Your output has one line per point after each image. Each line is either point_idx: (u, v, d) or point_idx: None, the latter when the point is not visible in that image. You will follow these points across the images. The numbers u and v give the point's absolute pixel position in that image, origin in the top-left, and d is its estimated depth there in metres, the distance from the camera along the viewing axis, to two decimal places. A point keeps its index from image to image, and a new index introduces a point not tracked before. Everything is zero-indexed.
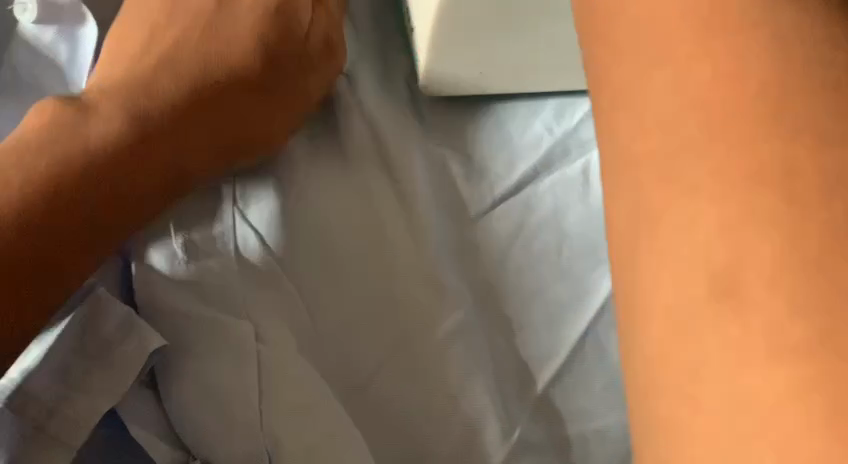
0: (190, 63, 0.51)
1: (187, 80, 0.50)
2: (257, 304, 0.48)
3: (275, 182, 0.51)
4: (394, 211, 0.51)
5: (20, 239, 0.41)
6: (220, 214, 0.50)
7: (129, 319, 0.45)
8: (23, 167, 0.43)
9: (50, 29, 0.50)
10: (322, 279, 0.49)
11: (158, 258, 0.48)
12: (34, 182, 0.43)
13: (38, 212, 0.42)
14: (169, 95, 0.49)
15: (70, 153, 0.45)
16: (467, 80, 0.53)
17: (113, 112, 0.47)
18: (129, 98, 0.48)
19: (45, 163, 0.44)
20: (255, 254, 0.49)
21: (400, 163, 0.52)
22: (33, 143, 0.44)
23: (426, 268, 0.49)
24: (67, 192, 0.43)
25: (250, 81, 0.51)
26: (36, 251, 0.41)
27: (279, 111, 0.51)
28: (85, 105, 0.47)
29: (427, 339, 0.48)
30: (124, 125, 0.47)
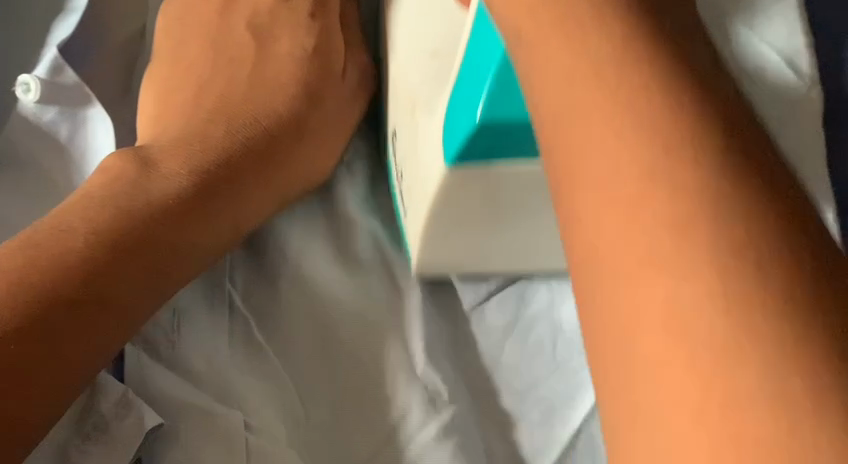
0: (239, 115, 0.48)
1: (240, 130, 0.47)
2: (250, 394, 0.46)
3: (270, 268, 0.50)
4: (385, 310, 0.49)
5: (79, 286, 0.37)
6: (214, 297, 0.49)
7: (126, 398, 0.43)
8: (89, 218, 0.39)
9: (50, 110, 0.49)
10: (315, 369, 0.47)
11: (153, 340, 0.47)
12: (99, 231, 0.38)
13: (103, 256, 0.38)
14: (227, 144, 0.45)
15: (133, 203, 0.40)
16: (463, 268, 0.49)
17: (178, 167, 0.43)
18: (186, 154, 0.44)
19: (109, 213, 0.39)
20: (242, 342, 0.48)
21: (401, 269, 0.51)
22: (97, 196, 0.40)
23: (411, 366, 0.47)
24: (129, 239, 0.39)
25: (291, 124, 0.48)
26: (94, 294, 0.37)
27: (322, 146, 0.48)
28: (147, 160, 0.43)
29: (416, 436, 0.45)
30: (187, 176, 0.43)
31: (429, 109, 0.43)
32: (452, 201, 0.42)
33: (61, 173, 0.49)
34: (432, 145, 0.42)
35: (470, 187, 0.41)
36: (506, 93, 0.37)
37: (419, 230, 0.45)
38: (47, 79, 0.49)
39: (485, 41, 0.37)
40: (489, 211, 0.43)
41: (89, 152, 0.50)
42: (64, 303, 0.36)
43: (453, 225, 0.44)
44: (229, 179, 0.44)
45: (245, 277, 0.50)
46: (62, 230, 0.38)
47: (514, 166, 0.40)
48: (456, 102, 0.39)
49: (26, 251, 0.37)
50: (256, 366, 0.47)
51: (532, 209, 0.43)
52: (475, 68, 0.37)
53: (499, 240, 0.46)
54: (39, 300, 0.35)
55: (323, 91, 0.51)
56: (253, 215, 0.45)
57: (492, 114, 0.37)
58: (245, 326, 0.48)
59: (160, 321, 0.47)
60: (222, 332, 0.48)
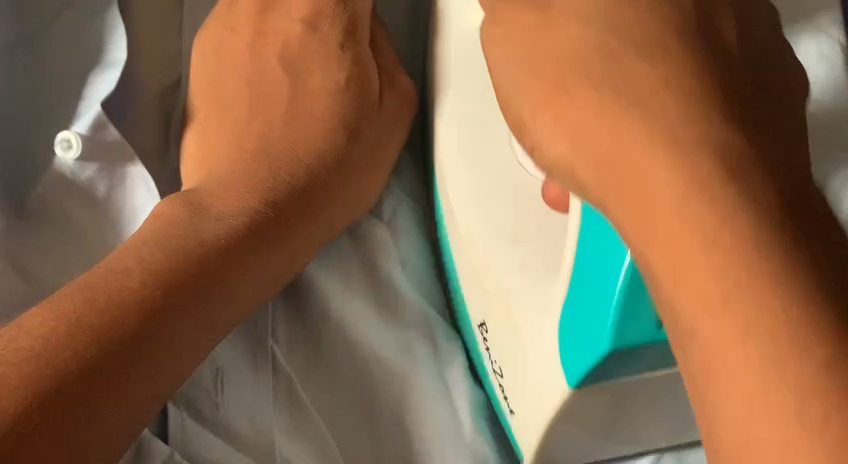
0: (284, 153, 0.48)
1: (287, 171, 0.47)
2: (296, 458, 0.45)
3: (309, 318, 0.49)
4: (428, 365, 0.48)
5: (110, 330, 0.39)
6: (258, 354, 0.48)
7: (173, 460, 0.43)
8: (130, 268, 0.41)
9: (90, 167, 0.49)
10: (360, 427, 0.47)
11: (199, 401, 0.46)
12: (134, 283, 0.40)
13: (136, 310, 0.39)
14: (274, 185, 0.46)
15: (173, 251, 0.42)
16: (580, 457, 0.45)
17: (228, 210, 0.44)
18: (238, 194, 0.45)
19: (140, 263, 0.41)
20: (284, 398, 0.47)
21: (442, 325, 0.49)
22: (147, 239, 0.42)
23: (458, 429, 0.47)
24: (162, 291, 0.40)
25: (338, 164, 0.48)
26: (121, 347, 0.39)
27: (368, 182, 0.49)
28: (198, 203, 0.44)
29: None
30: (237, 220, 0.44)
31: (527, 308, 0.40)
32: (575, 414, 0.39)
33: (100, 233, 0.49)
34: (547, 365, 0.38)
35: (595, 401, 0.38)
36: (636, 328, 0.34)
37: (532, 442, 0.41)
38: (88, 135, 0.48)
39: (596, 270, 0.34)
40: (609, 416, 0.40)
41: (126, 212, 0.50)
42: (109, 348, 0.38)
43: (576, 431, 0.41)
44: (278, 217, 0.45)
45: (286, 331, 0.49)
46: (115, 273, 0.40)
47: (642, 377, 0.36)
48: (570, 325, 0.36)
49: (80, 293, 0.39)
50: (303, 425, 0.46)
51: (660, 402, 0.39)
52: (585, 303, 0.35)
53: (604, 442, 0.43)
54: (88, 360, 0.38)
55: (360, 137, 0.50)
56: (300, 254, 0.46)
57: (624, 338, 0.34)
58: (290, 384, 0.47)
59: (203, 377, 0.46)
60: (266, 388, 0.47)
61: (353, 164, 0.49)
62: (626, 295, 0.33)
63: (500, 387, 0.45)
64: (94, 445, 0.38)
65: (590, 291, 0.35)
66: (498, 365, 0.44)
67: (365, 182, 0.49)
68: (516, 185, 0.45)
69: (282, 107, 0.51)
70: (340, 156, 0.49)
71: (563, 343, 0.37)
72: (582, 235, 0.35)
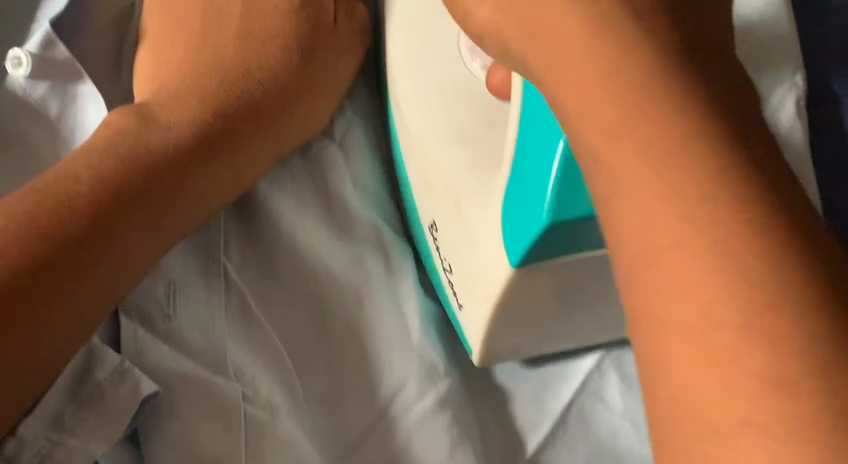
0: (235, 71, 0.48)
1: (236, 87, 0.47)
2: (246, 366, 0.46)
3: (257, 233, 0.50)
4: (378, 282, 0.49)
5: (58, 230, 0.39)
6: (209, 268, 0.48)
7: (122, 367, 0.43)
8: (82, 173, 0.41)
9: (41, 85, 0.49)
10: (311, 338, 0.48)
11: (149, 311, 0.46)
12: (85, 185, 0.41)
13: (84, 213, 0.40)
14: (224, 103, 0.47)
15: (125, 157, 0.42)
16: (523, 354, 0.47)
17: (178, 123, 0.45)
18: (188, 109, 0.46)
19: (88, 168, 0.41)
20: (230, 311, 0.48)
21: (396, 251, 0.51)
22: (98, 145, 0.42)
23: (409, 337, 0.48)
24: (112, 195, 0.41)
25: (285, 82, 0.48)
26: (69, 246, 0.39)
27: (321, 97, 0.49)
28: (148, 115, 0.45)
29: (401, 419, 0.46)
30: (188, 132, 0.45)
31: (473, 200, 0.43)
32: (518, 290, 0.41)
33: (53, 149, 0.49)
34: (491, 246, 0.41)
35: (537, 281, 0.40)
36: (569, 206, 0.37)
37: (479, 329, 0.44)
38: (38, 54, 0.48)
39: (537, 141, 0.38)
40: (550, 303, 0.42)
41: (80, 132, 0.50)
42: (57, 247, 0.39)
43: (517, 317, 0.43)
44: (226, 128, 0.46)
45: (239, 250, 0.50)
46: (66, 177, 0.41)
47: (583, 259, 0.39)
48: (510, 195, 0.40)
49: (30, 197, 0.40)
50: (253, 333, 0.47)
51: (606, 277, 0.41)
52: (527, 172, 0.39)
53: (560, 335, 0.46)
54: (37, 257, 0.38)
55: (315, 58, 0.50)
56: (250, 166, 0.46)
57: (559, 211, 0.37)
58: (242, 297, 0.48)
59: (153, 286, 0.47)
60: (217, 301, 0.47)
61: (308, 81, 0.49)
62: (565, 161, 0.37)
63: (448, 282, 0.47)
64: (41, 340, 0.38)
65: (531, 149, 0.39)
66: (446, 264, 0.46)
67: (321, 98, 0.49)
68: (458, 82, 0.48)
69: (236, 26, 0.51)
70: (293, 72, 0.49)
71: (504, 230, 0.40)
72: (524, 110, 0.40)
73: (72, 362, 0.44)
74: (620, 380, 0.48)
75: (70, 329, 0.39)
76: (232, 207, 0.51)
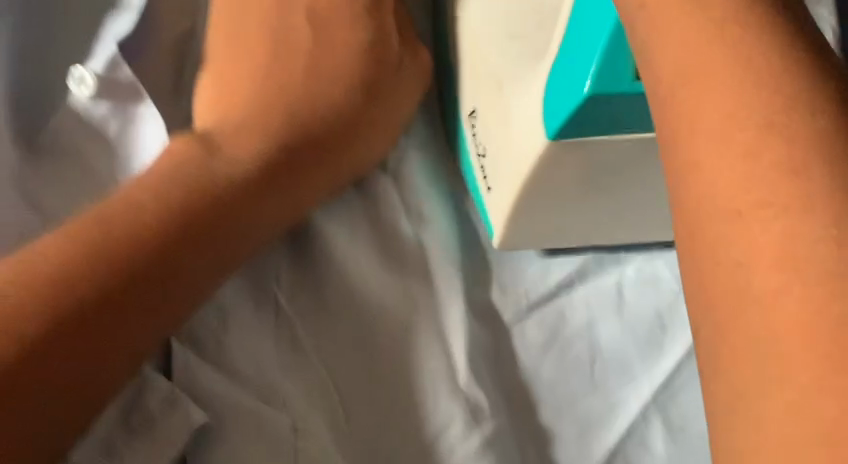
0: (300, 102, 0.49)
1: (300, 120, 0.48)
2: (294, 397, 0.46)
3: (310, 263, 0.50)
4: (427, 321, 0.50)
5: (125, 262, 0.39)
6: (262, 297, 0.49)
7: (173, 394, 0.43)
8: (148, 203, 0.41)
9: (103, 104, 0.49)
10: (359, 374, 0.48)
11: (200, 337, 0.47)
12: (153, 216, 0.41)
13: (150, 245, 0.40)
14: (286, 137, 0.47)
15: (191, 188, 0.42)
16: (547, 239, 0.51)
17: (241, 155, 0.45)
18: (253, 141, 0.46)
19: (154, 198, 0.41)
20: (280, 340, 0.48)
21: (447, 286, 0.51)
22: (165, 175, 0.42)
23: (455, 379, 0.48)
24: (180, 228, 0.41)
25: (347, 118, 0.49)
26: (136, 279, 0.39)
27: (374, 133, 0.49)
28: (213, 146, 0.45)
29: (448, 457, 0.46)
30: (251, 164, 0.45)
31: (516, 85, 0.46)
32: (550, 164, 0.44)
33: (107, 170, 0.49)
34: (528, 116, 0.44)
35: (569, 161, 0.44)
36: (612, 73, 0.39)
37: (505, 208, 0.47)
38: (103, 74, 0.49)
39: (586, 21, 0.40)
40: (580, 179, 0.45)
41: (135, 150, 0.49)
42: (123, 279, 0.39)
43: (546, 191, 0.46)
44: (290, 164, 0.46)
45: (290, 279, 0.50)
46: (132, 207, 0.41)
47: (618, 137, 0.43)
48: (557, 68, 0.42)
49: (96, 227, 0.40)
50: (300, 366, 0.47)
51: (633, 184, 0.46)
52: (579, 38, 0.40)
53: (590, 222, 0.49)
54: (107, 289, 0.38)
55: (380, 97, 0.50)
56: (308, 200, 0.46)
57: (599, 88, 0.39)
58: (291, 328, 0.48)
59: (206, 312, 0.47)
60: (267, 330, 0.48)
61: (373, 119, 0.50)
62: (612, 34, 0.38)
63: (482, 171, 0.50)
64: (100, 371, 0.38)
65: (583, 30, 0.40)
66: (484, 149, 0.49)
67: (379, 137, 0.49)
68: None
69: (303, 60, 0.52)
70: (356, 107, 0.49)
71: (548, 96, 0.42)
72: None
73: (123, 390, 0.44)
74: (666, 434, 0.48)
75: (128, 361, 0.39)
76: (288, 236, 0.51)
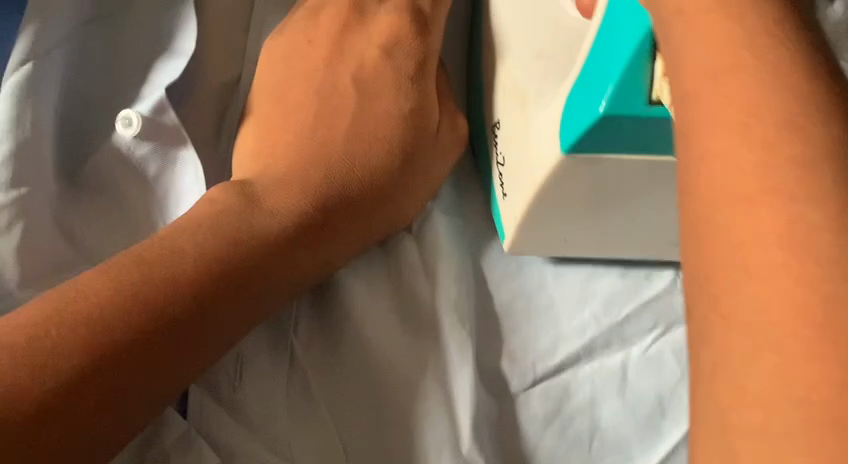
0: (339, 164, 0.50)
1: (336, 180, 0.49)
2: (300, 449, 0.48)
3: (330, 319, 0.52)
4: (436, 382, 0.50)
5: (164, 306, 0.40)
6: (280, 348, 0.51)
7: (190, 433, 0.45)
8: (187, 250, 0.43)
9: (145, 145, 0.51)
10: (367, 431, 0.49)
11: (218, 381, 0.49)
12: (191, 263, 0.42)
13: (185, 290, 0.41)
14: (322, 195, 0.48)
15: (228, 237, 0.44)
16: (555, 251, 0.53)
17: (278, 209, 0.47)
18: (290, 197, 0.47)
19: (193, 245, 0.43)
20: (295, 389, 0.50)
21: (463, 346, 0.51)
22: (204, 224, 0.44)
23: (459, 444, 0.49)
24: (216, 276, 0.42)
25: (381, 181, 0.50)
26: (172, 322, 0.41)
27: (406, 197, 0.51)
28: (251, 198, 0.47)
29: None
30: (287, 219, 0.46)
31: (540, 104, 0.50)
32: (558, 190, 0.48)
33: (143, 209, 0.51)
34: (550, 130, 0.47)
35: (583, 172, 0.46)
36: (628, 98, 0.42)
37: (518, 216, 0.50)
38: (148, 117, 0.50)
39: (616, 30, 0.42)
40: (590, 194, 0.48)
41: (173, 193, 0.51)
42: (160, 322, 0.40)
43: (556, 204, 0.49)
44: (324, 222, 0.48)
45: (307, 332, 0.52)
46: (172, 253, 0.42)
47: (637, 157, 0.45)
48: (582, 88, 0.44)
49: (137, 270, 0.41)
50: (311, 418, 0.49)
51: (642, 207, 0.49)
52: (602, 66, 0.42)
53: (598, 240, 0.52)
54: (144, 330, 0.40)
55: (413, 165, 0.52)
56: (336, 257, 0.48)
57: (616, 108, 0.42)
58: (304, 378, 0.50)
59: (226, 359, 0.49)
60: (282, 380, 0.50)
61: (405, 184, 0.51)
62: (633, 57, 0.40)
63: (500, 178, 0.53)
64: (128, 410, 0.39)
65: (611, 45, 0.42)
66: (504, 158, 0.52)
67: (409, 202, 0.51)
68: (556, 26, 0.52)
69: (345, 122, 0.53)
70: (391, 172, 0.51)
71: (567, 112, 0.45)
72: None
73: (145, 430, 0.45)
74: None
75: (155, 402, 0.40)
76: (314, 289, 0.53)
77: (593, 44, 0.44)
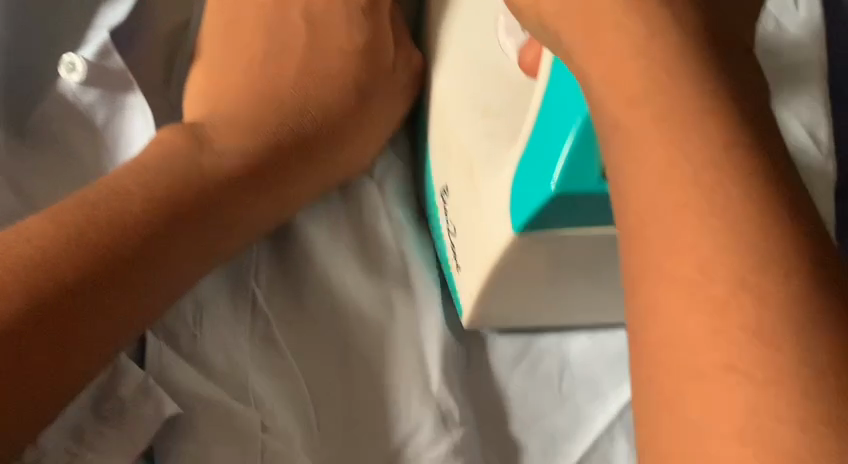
0: (291, 104, 0.49)
1: (287, 119, 0.48)
2: (267, 398, 0.46)
3: (291, 264, 0.51)
4: (407, 321, 0.50)
5: (110, 248, 0.39)
6: (239, 293, 0.50)
7: (145, 384, 0.44)
8: (134, 191, 0.41)
9: (92, 91, 0.49)
10: (333, 377, 0.48)
11: (176, 332, 0.47)
12: (137, 204, 0.41)
13: (133, 232, 0.40)
14: (273, 134, 0.47)
15: (177, 178, 0.42)
16: (515, 321, 0.48)
17: (228, 151, 0.45)
18: (240, 137, 0.46)
19: (140, 187, 0.41)
20: (254, 336, 0.48)
21: (424, 292, 0.51)
22: (151, 165, 0.42)
23: (426, 387, 0.48)
24: (164, 218, 0.41)
25: (335, 119, 0.49)
26: (118, 266, 0.39)
27: (363, 136, 0.50)
28: (200, 139, 0.45)
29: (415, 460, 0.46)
30: (238, 160, 0.45)
31: (486, 166, 0.44)
32: (516, 264, 0.43)
33: (91, 157, 0.49)
34: (498, 208, 0.42)
35: (536, 250, 0.42)
36: (580, 178, 0.38)
37: (474, 289, 0.45)
38: (94, 62, 0.48)
39: (560, 107, 0.39)
40: (549, 267, 0.43)
41: (121, 141, 0.50)
42: (106, 265, 0.39)
43: (514, 279, 0.44)
44: (277, 162, 0.46)
45: (268, 277, 0.51)
46: (118, 194, 0.41)
47: (590, 233, 0.41)
48: (522, 171, 0.41)
49: (80, 212, 0.39)
50: (275, 363, 0.48)
51: (594, 279, 0.44)
52: (544, 143, 0.40)
53: (556, 307, 0.47)
54: (89, 273, 0.38)
55: (369, 100, 0.50)
56: (292, 200, 0.46)
57: (567, 186, 0.38)
58: (267, 324, 0.49)
59: (184, 305, 0.48)
60: (244, 324, 0.48)
61: (359, 119, 0.50)
62: (580, 130, 0.38)
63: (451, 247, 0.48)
64: (75, 357, 0.38)
65: (550, 125, 0.39)
66: (452, 226, 0.47)
67: (366, 140, 0.50)
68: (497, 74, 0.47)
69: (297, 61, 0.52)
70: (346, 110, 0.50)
71: (516, 190, 0.41)
72: (551, 77, 0.40)
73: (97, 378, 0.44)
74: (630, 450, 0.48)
75: (104, 350, 0.39)
76: (273, 235, 0.52)
77: (534, 124, 0.41)
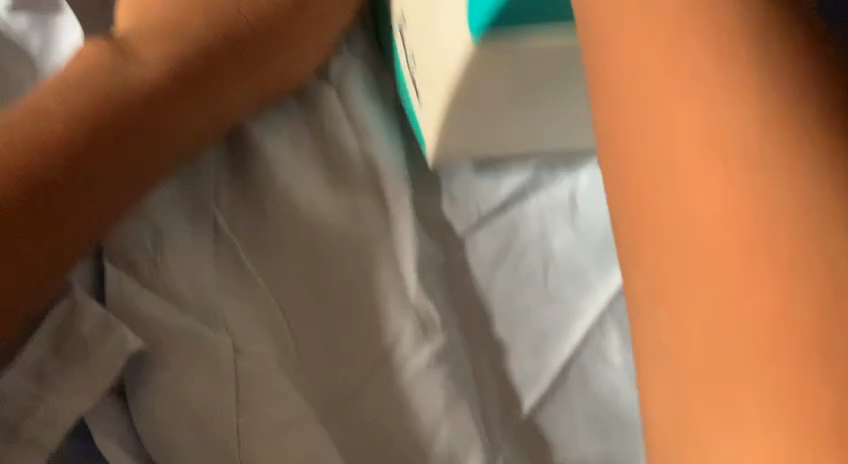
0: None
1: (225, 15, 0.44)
2: (237, 318, 0.44)
3: (248, 179, 0.48)
4: (381, 224, 0.48)
5: (30, 172, 0.38)
6: (200, 216, 0.47)
7: (106, 320, 0.42)
8: (53, 108, 0.40)
9: (22, 17, 0.47)
10: (307, 296, 0.45)
11: (135, 260, 0.45)
12: (58, 122, 0.40)
13: (55, 153, 0.39)
14: (206, 37, 0.44)
15: (100, 91, 0.41)
16: (481, 151, 0.49)
17: (154, 59, 0.42)
18: (171, 42, 0.43)
19: (60, 104, 0.40)
20: (221, 257, 0.46)
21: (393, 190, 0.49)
22: (71, 78, 0.41)
23: (403, 294, 0.46)
24: (91, 138, 0.40)
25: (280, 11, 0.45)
26: (47, 198, 0.38)
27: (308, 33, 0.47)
28: (124, 51, 0.42)
29: (399, 370, 0.44)
30: (168, 68, 0.42)
31: None
32: (472, 87, 0.43)
33: (22, 83, 0.45)
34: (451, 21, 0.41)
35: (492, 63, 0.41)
36: None
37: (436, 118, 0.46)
38: None
39: None
40: (510, 90, 0.43)
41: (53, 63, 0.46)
42: (29, 196, 0.38)
43: (473, 99, 0.44)
44: (213, 68, 0.44)
45: (229, 199, 0.48)
46: (38, 114, 0.39)
47: (547, 40, 0.40)
48: None
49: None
50: (243, 283, 0.45)
51: (556, 102, 0.45)
52: None
53: (521, 128, 0.48)
54: (11, 202, 0.37)
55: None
56: (225, 102, 0.46)
57: None
58: (232, 248, 0.46)
59: (142, 231, 0.46)
60: (207, 242, 0.46)
61: (305, 9, 0.46)
62: None
63: (413, 84, 0.48)
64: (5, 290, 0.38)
65: None
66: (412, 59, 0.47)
67: (308, 39, 0.48)
68: None
69: None
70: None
71: None
72: None
73: (52, 313, 0.42)
74: (623, 341, 0.45)
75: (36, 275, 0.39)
76: (228, 143, 0.49)
77: None
